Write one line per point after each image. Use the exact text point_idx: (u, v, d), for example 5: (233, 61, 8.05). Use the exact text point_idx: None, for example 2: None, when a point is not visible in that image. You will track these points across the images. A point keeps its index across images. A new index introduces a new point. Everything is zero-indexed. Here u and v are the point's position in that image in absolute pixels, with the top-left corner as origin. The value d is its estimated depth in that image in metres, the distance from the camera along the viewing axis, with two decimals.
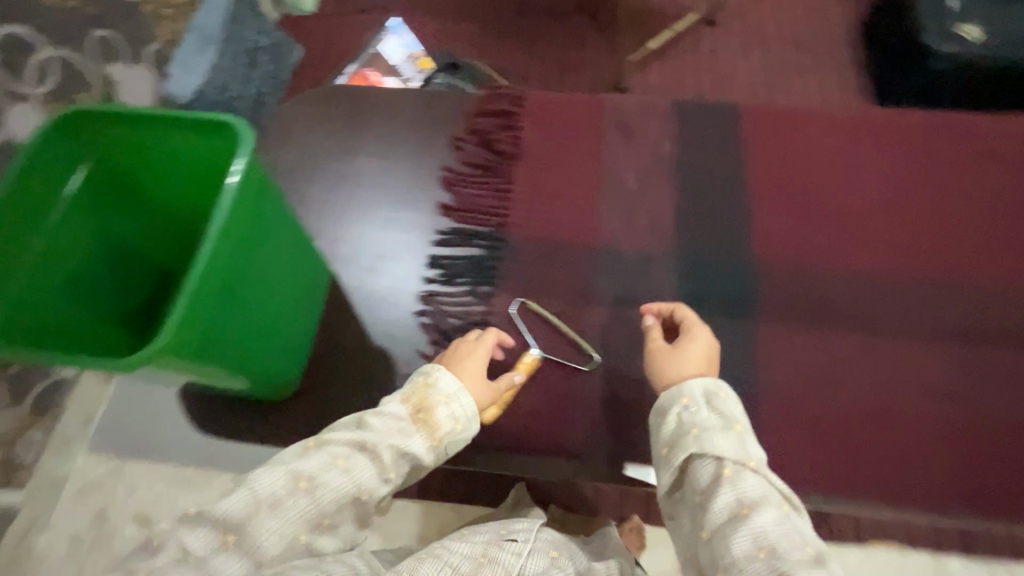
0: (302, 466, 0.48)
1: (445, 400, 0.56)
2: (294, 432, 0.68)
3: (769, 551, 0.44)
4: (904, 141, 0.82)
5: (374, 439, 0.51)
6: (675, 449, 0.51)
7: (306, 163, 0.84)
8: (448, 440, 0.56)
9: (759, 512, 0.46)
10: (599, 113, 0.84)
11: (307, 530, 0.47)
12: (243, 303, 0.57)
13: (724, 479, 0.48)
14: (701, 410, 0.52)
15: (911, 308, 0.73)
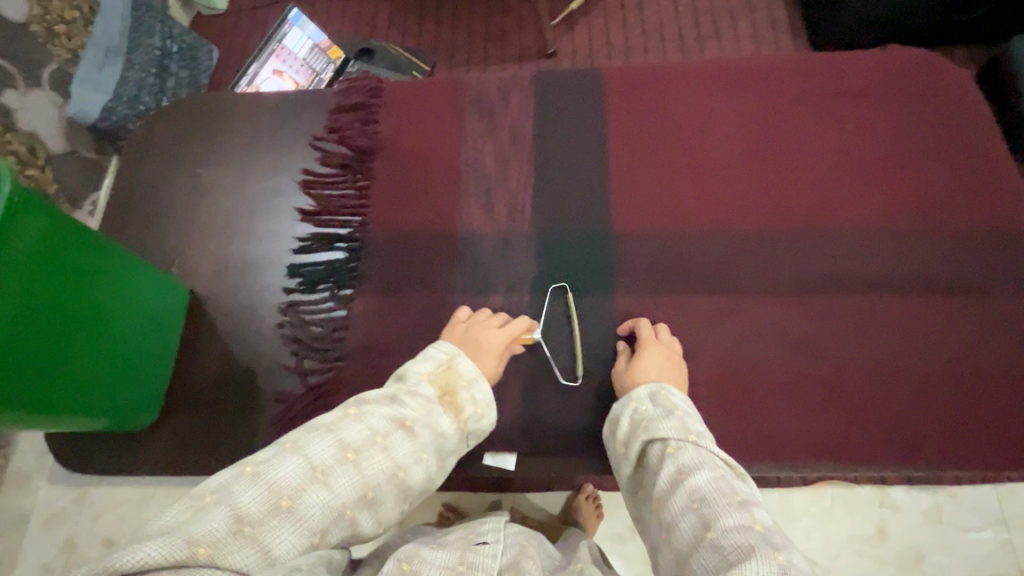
0: (349, 439, 0.48)
1: (469, 381, 0.58)
2: (163, 455, 0.69)
3: (701, 501, 0.47)
4: (768, 90, 0.80)
5: (414, 415, 0.53)
6: (632, 444, 0.56)
7: (164, 180, 0.81)
8: (472, 423, 0.58)
9: (695, 474, 0.49)
10: (459, 95, 0.82)
11: (331, 515, 0.45)
12: (62, 342, 0.56)
13: (668, 455, 0.52)
14: (646, 406, 0.58)
15: (778, 260, 0.71)
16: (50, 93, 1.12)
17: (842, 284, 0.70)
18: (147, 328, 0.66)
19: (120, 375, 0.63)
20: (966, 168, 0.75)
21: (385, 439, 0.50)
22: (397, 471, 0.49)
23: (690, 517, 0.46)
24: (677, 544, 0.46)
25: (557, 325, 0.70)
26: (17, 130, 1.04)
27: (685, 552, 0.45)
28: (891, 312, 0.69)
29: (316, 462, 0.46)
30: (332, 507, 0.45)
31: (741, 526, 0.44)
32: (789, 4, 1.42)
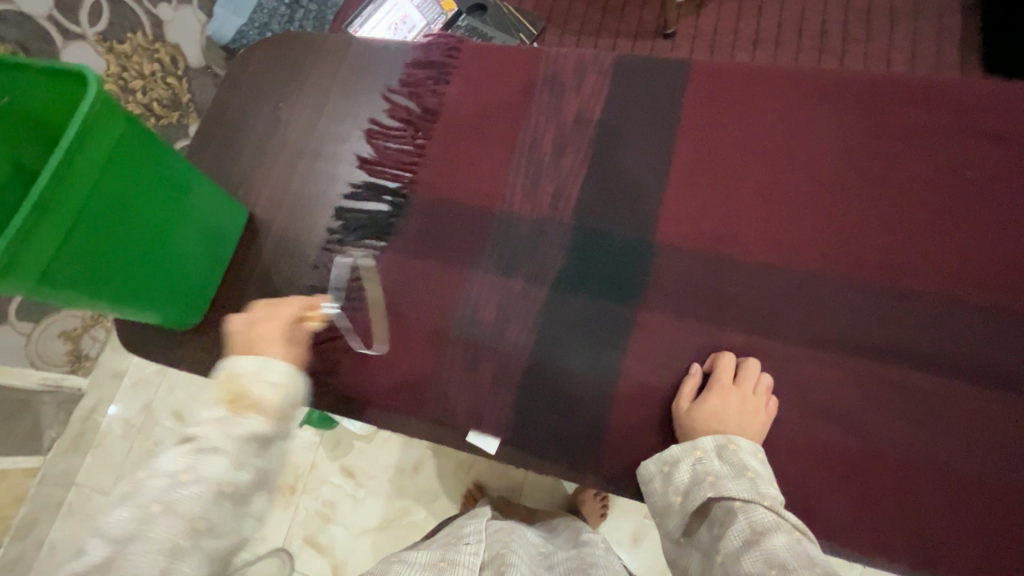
0: (119, 522, 0.45)
1: (274, 390, 0.56)
2: (190, 356, 0.76)
3: (779, 567, 0.45)
4: (880, 114, 0.69)
5: (207, 439, 0.50)
6: (693, 496, 0.54)
7: (252, 107, 0.87)
8: (280, 408, 0.55)
9: (770, 537, 0.47)
10: (534, 69, 0.79)
11: (164, 556, 0.45)
12: (126, 237, 0.62)
13: (738, 511, 0.51)
14: (713, 462, 0.56)
15: (833, 308, 0.63)
16: (196, 11, 1.23)
17: (903, 354, 0.61)
18: (192, 244, 0.71)
19: (167, 278, 0.69)
20: None
21: (190, 473, 0.49)
22: (223, 485, 0.49)
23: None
24: None
25: (571, 323, 0.67)
26: (165, 40, 1.16)
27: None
28: (955, 399, 0.60)
29: (89, 565, 0.43)
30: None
31: None
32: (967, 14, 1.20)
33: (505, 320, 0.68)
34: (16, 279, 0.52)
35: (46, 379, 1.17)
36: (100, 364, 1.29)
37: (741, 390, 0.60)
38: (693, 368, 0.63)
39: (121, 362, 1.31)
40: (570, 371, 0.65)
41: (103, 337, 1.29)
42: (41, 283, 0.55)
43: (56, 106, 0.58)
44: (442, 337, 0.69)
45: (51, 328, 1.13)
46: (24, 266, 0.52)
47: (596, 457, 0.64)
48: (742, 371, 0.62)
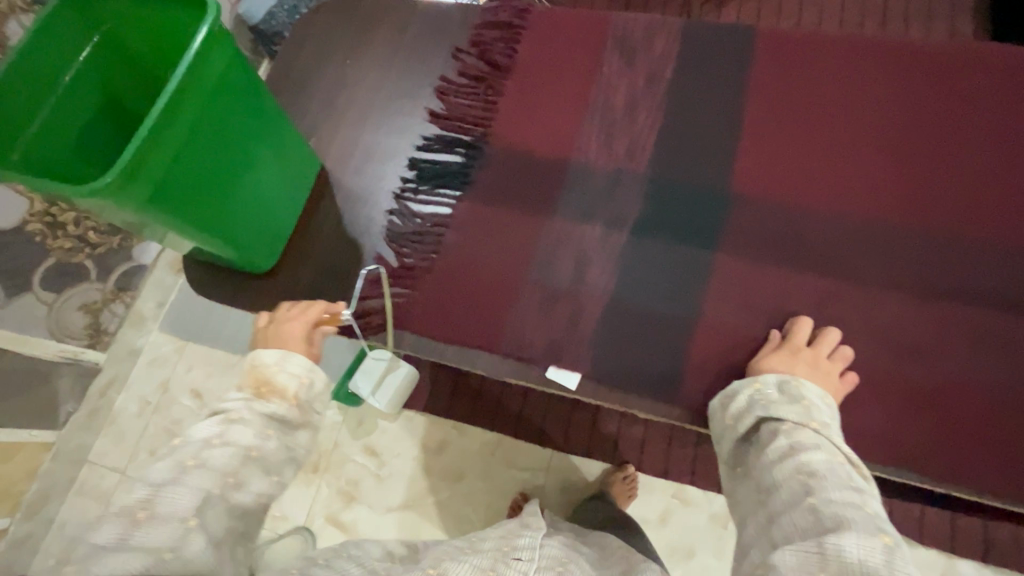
0: (160, 474, 0.48)
1: (294, 378, 0.58)
2: (258, 300, 0.76)
3: (809, 475, 0.48)
4: (946, 76, 0.72)
5: (237, 411, 0.54)
6: (743, 418, 0.57)
7: (320, 65, 0.88)
8: (306, 396, 0.58)
9: (809, 453, 0.50)
10: (604, 31, 0.82)
11: (197, 499, 0.47)
12: (224, 169, 0.64)
13: (783, 431, 0.53)
14: (771, 391, 0.58)
15: (903, 254, 0.66)
16: None
17: (972, 296, 0.64)
18: (275, 182, 0.72)
19: (254, 216, 0.70)
20: None
21: (221, 438, 0.51)
22: (250, 448, 0.51)
23: (795, 487, 0.48)
24: (771, 506, 0.48)
25: (649, 267, 0.69)
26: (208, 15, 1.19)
27: (777, 513, 0.47)
28: (1022, 338, 0.62)
29: (132, 504, 0.46)
30: (172, 518, 0.45)
31: (851, 504, 0.45)
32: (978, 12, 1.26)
33: (584, 264, 0.70)
34: (131, 193, 0.53)
35: (65, 351, 1.15)
36: (116, 343, 1.24)
37: (813, 353, 0.61)
38: (771, 335, 0.64)
39: (137, 339, 1.29)
40: (650, 313, 0.67)
41: (122, 313, 1.25)
42: (151, 201, 0.56)
43: (172, 36, 0.61)
44: (522, 280, 0.70)
45: (73, 299, 1.15)
46: (141, 181, 0.54)
47: (678, 395, 0.65)
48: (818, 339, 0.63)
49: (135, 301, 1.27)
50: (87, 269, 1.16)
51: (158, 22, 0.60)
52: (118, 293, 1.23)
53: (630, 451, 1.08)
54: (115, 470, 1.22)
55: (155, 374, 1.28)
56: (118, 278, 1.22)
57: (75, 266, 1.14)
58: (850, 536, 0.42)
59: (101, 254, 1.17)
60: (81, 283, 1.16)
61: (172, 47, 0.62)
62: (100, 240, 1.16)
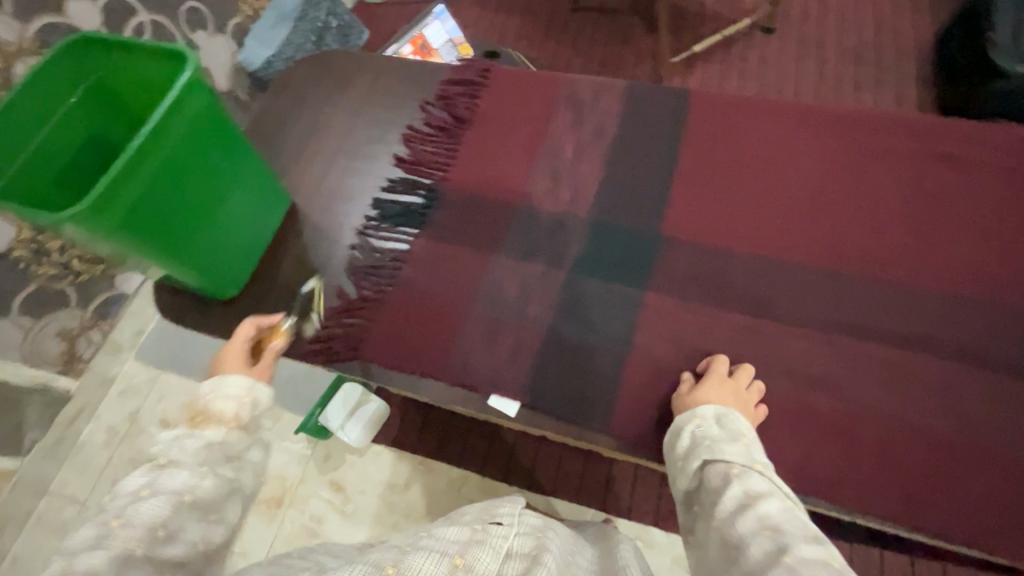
0: (90, 532, 0.50)
1: (243, 403, 0.63)
2: (220, 326, 0.80)
3: (772, 527, 0.48)
4: (855, 139, 0.81)
5: (168, 455, 0.56)
6: (692, 460, 0.59)
7: (298, 111, 0.96)
8: (245, 416, 0.63)
9: (764, 501, 0.51)
10: (556, 89, 0.90)
11: (137, 545, 0.49)
12: (192, 202, 0.69)
13: (733, 476, 0.54)
14: (713, 428, 0.61)
15: (819, 296, 0.72)
16: (229, 41, 1.54)
17: (881, 336, 0.69)
18: (243, 218, 0.77)
19: (219, 247, 0.75)
20: None
21: (152, 486, 0.53)
22: (184, 491, 0.54)
23: (760, 539, 0.47)
24: (743, 564, 0.47)
25: (587, 302, 0.74)
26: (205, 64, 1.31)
27: (751, 574, 0.45)
28: (928, 374, 0.67)
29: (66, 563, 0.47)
30: (107, 568, 0.47)
31: (819, 558, 0.44)
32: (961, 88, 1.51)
33: (526, 299, 0.75)
34: (102, 220, 0.58)
35: (37, 377, 1.18)
36: (90, 372, 1.29)
37: (735, 384, 0.66)
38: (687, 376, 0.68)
39: (112, 366, 1.33)
40: (586, 345, 0.72)
41: (98, 341, 1.30)
42: (122, 229, 0.61)
43: (157, 86, 0.68)
44: (469, 312, 0.75)
45: (50, 326, 1.16)
46: (112, 209, 0.59)
47: (609, 423, 0.69)
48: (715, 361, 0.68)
49: (112, 330, 1.32)
50: (68, 296, 1.18)
51: (144, 73, 0.67)
52: (97, 322, 1.28)
53: (590, 490, 1.11)
54: (74, 502, 1.23)
55: (127, 404, 1.32)
56: (98, 306, 1.27)
57: (58, 291, 1.15)
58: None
59: (82, 282, 1.20)
60: (61, 310, 1.18)
61: (156, 94, 0.69)
62: (85, 267, 1.19)
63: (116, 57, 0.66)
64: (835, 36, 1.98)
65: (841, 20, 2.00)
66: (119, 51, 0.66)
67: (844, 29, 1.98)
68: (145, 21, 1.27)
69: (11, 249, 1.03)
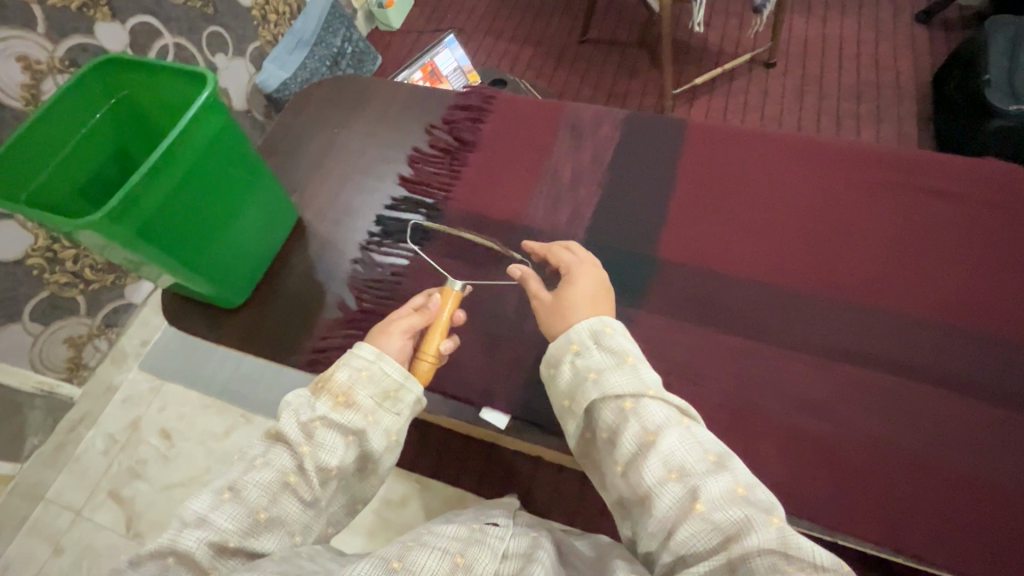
0: (200, 506, 0.54)
1: (360, 377, 0.61)
2: (224, 333, 0.82)
3: (676, 467, 0.55)
4: (843, 169, 0.84)
5: (285, 427, 0.58)
6: (581, 395, 0.62)
7: (310, 131, 1.01)
8: (370, 390, 0.61)
9: (663, 438, 0.56)
10: (557, 116, 0.94)
11: (239, 524, 0.53)
12: (206, 214, 0.72)
13: (629, 412, 0.59)
14: (594, 354, 0.63)
15: (807, 320, 0.74)
16: (247, 63, 1.61)
17: (865, 359, 0.71)
18: (253, 229, 0.80)
19: (229, 258, 0.78)
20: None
21: (262, 461, 0.57)
22: (285, 472, 0.56)
23: (669, 483, 0.54)
24: (660, 510, 0.54)
25: None
26: None
27: (673, 522, 0.53)
28: (912, 398, 0.68)
29: (185, 528, 0.53)
30: (219, 537, 0.52)
31: (726, 491, 0.53)
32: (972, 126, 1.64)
33: (522, 316, 0.77)
34: (120, 227, 0.61)
35: (42, 384, 1.20)
36: (93, 380, 1.30)
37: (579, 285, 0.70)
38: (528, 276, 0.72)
39: (116, 375, 1.35)
40: None
41: (103, 350, 1.31)
42: (139, 237, 0.64)
43: (178, 104, 0.72)
44: (465, 327, 0.77)
45: (60, 332, 1.19)
46: (129, 219, 0.62)
47: None
48: (553, 255, 0.75)
49: (119, 340, 1.34)
50: (79, 304, 1.21)
51: (167, 92, 0.71)
52: (103, 331, 1.30)
53: (585, 512, 1.11)
54: (71, 509, 1.24)
55: (129, 412, 1.34)
56: (107, 315, 1.29)
57: (69, 299, 1.18)
58: (750, 538, 0.50)
59: (93, 291, 1.23)
60: (71, 317, 1.20)
61: (177, 113, 0.73)
62: (96, 277, 1.22)
63: (140, 77, 0.71)
64: (834, 73, 2.04)
65: (841, 57, 2.07)
66: (144, 72, 0.70)
67: (844, 66, 2.04)
68: (169, 43, 1.34)
69: (26, 256, 1.06)
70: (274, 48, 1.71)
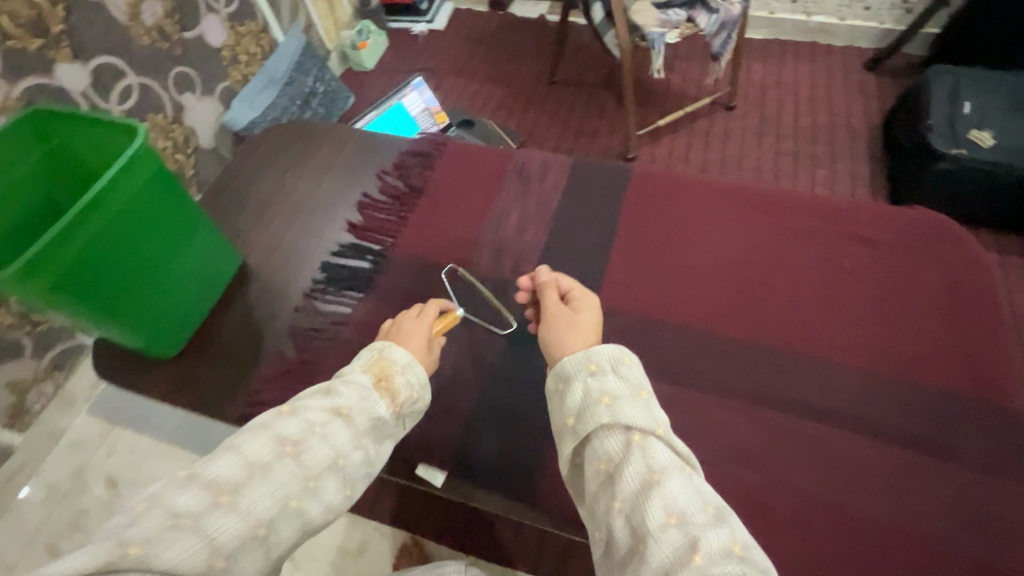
0: (256, 454, 0.54)
1: (414, 391, 0.66)
2: (156, 385, 0.79)
3: (678, 513, 0.51)
4: (780, 218, 0.86)
5: (350, 409, 0.61)
6: (586, 421, 0.60)
7: (260, 177, 1.01)
8: (409, 408, 0.66)
9: (666, 478, 0.54)
10: (506, 164, 0.96)
11: (283, 493, 0.53)
12: (134, 263, 0.70)
13: (636, 445, 0.57)
14: (610, 378, 0.62)
15: (744, 369, 0.74)
16: (216, 103, 1.60)
17: (801, 409, 0.71)
18: (186, 281, 0.78)
19: (162, 307, 0.76)
20: (951, 328, 0.77)
21: (322, 430, 0.58)
22: (342, 454, 0.58)
23: (668, 529, 0.50)
24: (651, 559, 0.49)
25: (523, 372, 0.75)
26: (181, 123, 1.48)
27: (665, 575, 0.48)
28: (845, 449, 0.69)
29: (221, 483, 0.51)
30: (258, 502, 0.51)
31: (724, 549, 0.48)
32: (925, 167, 1.70)
33: (466, 366, 0.77)
34: (32, 283, 0.59)
35: None
36: (37, 425, 1.24)
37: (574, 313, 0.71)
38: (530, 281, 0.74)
39: (62, 421, 1.28)
40: (518, 414, 0.72)
41: (49, 394, 1.24)
42: (57, 291, 0.61)
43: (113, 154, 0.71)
44: None
45: (3, 376, 1.12)
46: (45, 274, 0.60)
47: (538, 496, 0.68)
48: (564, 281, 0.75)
49: (67, 382, 1.28)
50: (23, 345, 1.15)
51: (99, 141, 0.71)
52: (51, 374, 1.24)
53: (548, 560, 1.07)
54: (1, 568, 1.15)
55: (73, 459, 1.27)
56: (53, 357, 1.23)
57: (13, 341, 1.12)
58: None
59: (41, 331, 1.18)
60: (15, 360, 1.14)
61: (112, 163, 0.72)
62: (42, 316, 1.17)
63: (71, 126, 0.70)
64: (790, 117, 2.13)
65: (796, 102, 2.16)
66: (74, 121, 0.69)
67: (798, 110, 2.14)
68: (134, 82, 1.33)
69: None
70: (244, 87, 1.72)
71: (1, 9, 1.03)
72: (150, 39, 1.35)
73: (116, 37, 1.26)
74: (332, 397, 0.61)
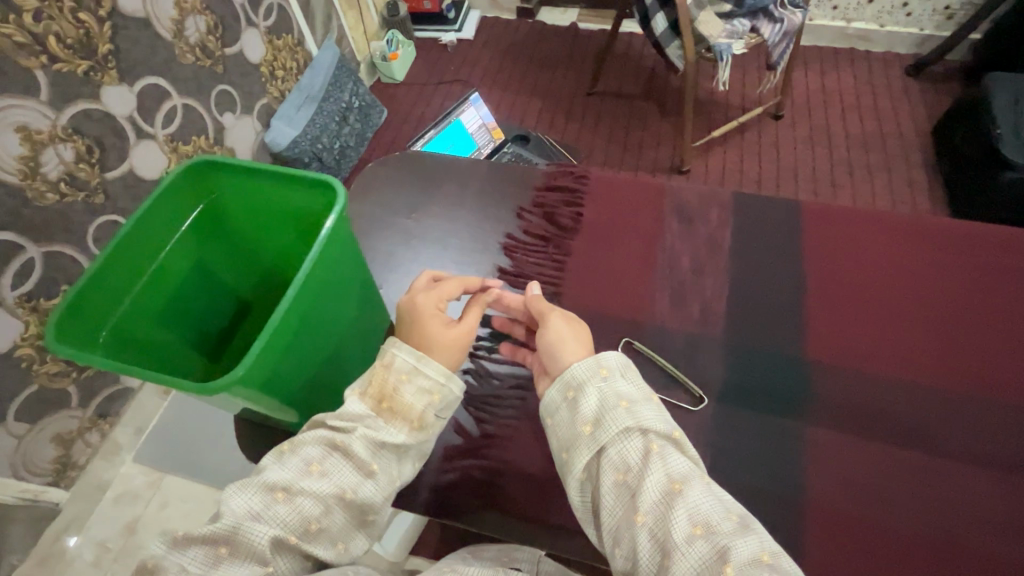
0: (250, 502, 0.51)
1: (432, 401, 0.59)
2: None
3: (704, 525, 0.50)
4: (975, 252, 0.80)
5: (345, 439, 0.56)
6: (603, 430, 0.56)
7: (382, 219, 0.91)
8: (433, 412, 0.60)
9: (688, 488, 0.52)
10: (660, 199, 0.88)
11: (293, 534, 0.51)
12: (322, 340, 0.61)
13: (655, 454, 0.54)
14: (621, 383, 0.59)
15: (980, 427, 0.67)
16: (253, 121, 1.47)
17: None
18: (358, 352, 0.70)
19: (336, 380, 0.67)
20: None
21: (321, 466, 0.55)
22: (345, 490, 0.54)
23: (698, 544, 0.49)
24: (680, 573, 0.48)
25: (742, 441, 0.67)
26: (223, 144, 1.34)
27: None
28: None
29: (217, 534, 0.49)
30: (256, 550, 0.49)
31: (755, 561, 0.47)
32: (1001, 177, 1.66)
33: None
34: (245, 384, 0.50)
35: (24, 491, 0.94)
36: (81, 481, 1.02)
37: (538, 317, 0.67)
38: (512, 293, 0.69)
39: (106, 471, 1.05)
40: (749, 491, 0.64)
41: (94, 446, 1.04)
42: (262, 390, 0.53)
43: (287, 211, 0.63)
44: None
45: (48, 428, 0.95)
46: (255, 372, 0.51)
47: None
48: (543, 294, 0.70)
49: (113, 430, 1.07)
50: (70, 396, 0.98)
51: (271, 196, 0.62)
52: (97, 422, 1.04)
53: None
54: None
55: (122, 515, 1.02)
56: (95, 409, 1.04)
57: (58, 393, 0.96)
58: None
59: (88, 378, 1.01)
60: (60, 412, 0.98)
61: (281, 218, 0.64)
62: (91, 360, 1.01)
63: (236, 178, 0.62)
64: (844, 125, 2.09)
65: (847, 110, 2.13)
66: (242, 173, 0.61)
67: (851, 118, 2.10)
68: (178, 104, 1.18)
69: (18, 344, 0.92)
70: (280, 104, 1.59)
71: (48, 31, 0.89)
72: (193, 58, 1.20)
73: (162, 56, 1.12)
74: (325, 431, 0.56)
